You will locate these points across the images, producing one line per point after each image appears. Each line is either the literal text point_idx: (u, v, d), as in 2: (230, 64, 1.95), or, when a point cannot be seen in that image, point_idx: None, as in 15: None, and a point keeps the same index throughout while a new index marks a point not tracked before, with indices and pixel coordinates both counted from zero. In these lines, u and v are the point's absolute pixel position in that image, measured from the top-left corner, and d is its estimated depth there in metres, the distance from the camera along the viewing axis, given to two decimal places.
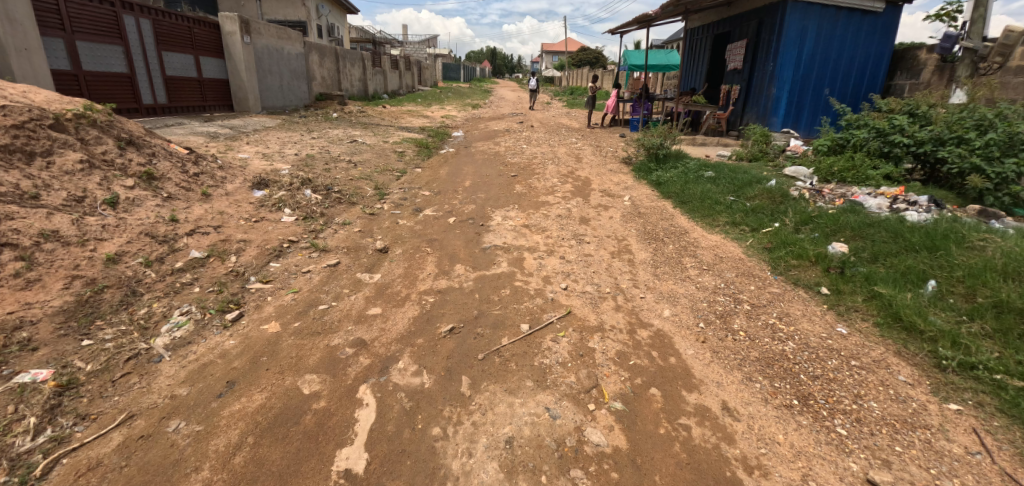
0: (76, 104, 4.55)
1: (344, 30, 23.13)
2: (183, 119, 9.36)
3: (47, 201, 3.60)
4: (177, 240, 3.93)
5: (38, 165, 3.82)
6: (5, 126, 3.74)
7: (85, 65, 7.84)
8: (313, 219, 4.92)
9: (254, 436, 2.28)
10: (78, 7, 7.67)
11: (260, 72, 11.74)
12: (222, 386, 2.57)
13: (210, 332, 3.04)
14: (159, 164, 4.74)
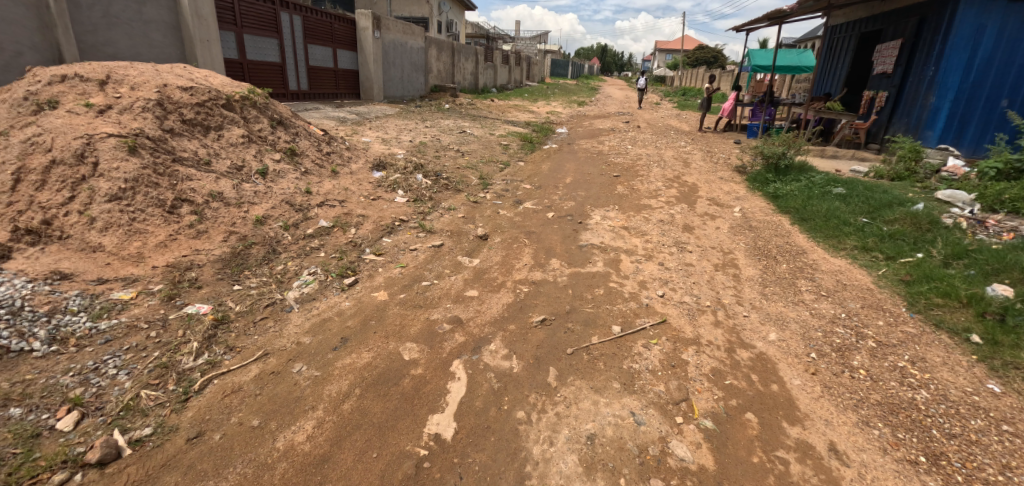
0: (242, 87, 5.30)
1: (461, 26, 24.17)
2: (319, 104, 10.47)
3: (216, 168, 4.27)
4: (310, 209, 4.43)
5: (212, 137, 4.54)
6: (190, 105, 4.51)
7: (249, 54, 9.08)
8: (423, 202, 5.25)
9: (360, 389, 2.51)
10: (247, 5, 8.87)
11: (385, 64, 12.78)
12: (337, 341, 2.87)
13: (330, 292, 3.41)
14: (300, 142, 5.37)
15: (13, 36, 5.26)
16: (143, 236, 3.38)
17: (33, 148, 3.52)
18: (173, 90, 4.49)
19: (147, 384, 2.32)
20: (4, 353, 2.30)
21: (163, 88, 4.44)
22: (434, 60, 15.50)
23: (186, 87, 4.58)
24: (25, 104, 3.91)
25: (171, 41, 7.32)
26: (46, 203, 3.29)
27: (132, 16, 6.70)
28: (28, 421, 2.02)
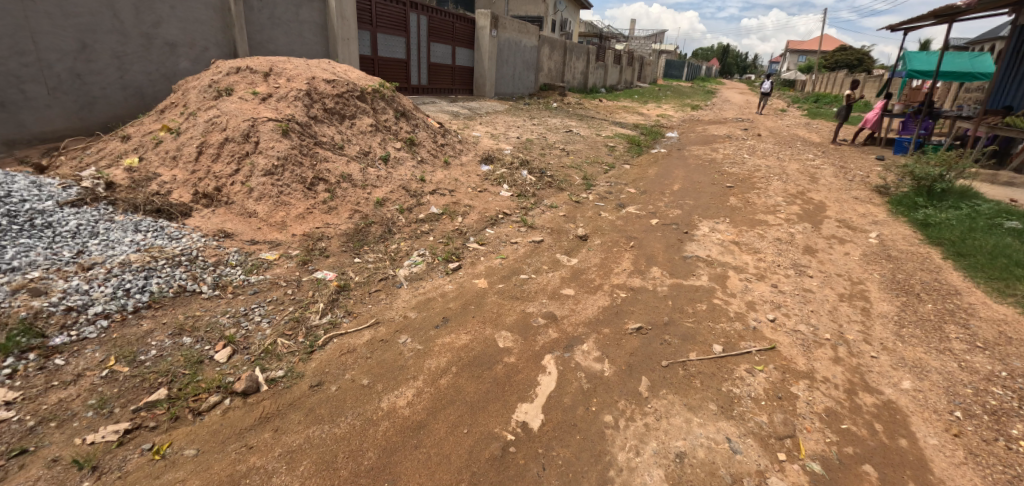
0: (374, 81, 5.80)
1: (575, 25, 24.11)
2: (436, 99, 11.12)
3: (348, 152, 4.74)
4: (423, 196, 4.74)
5: (346, 125, 5.04)
6: (331, 95, 5.04)
7: (380, 52, 9.89)
8: (526, 198, 5.35)
9: (456, 367, 2.62)
10: (382, 7, 9.67)
11: (498, 62, 13.19)
12: (438, 319, 3.04)
13: (435, 274, 3.62)
14: (419, 133, 5.75)
15: (202, 35, 6.34)
16: (287, 207, 3.87)
17: (213, 127, 4.21)
18: (319, 82, 5.04)
19: (283, 335, 2.63)
20: (181, 291, 2.76)
21: (312, 80, 5.01)
22: (546, 58, 15.67)
23: (329, 80, 5.13)
24: (209, 91, 4.69)
25: (319, 39, 8.24)
26: (219, 174, 3.94)
27: (291, 18, 7.64)
28: (195, 349, 2.38)
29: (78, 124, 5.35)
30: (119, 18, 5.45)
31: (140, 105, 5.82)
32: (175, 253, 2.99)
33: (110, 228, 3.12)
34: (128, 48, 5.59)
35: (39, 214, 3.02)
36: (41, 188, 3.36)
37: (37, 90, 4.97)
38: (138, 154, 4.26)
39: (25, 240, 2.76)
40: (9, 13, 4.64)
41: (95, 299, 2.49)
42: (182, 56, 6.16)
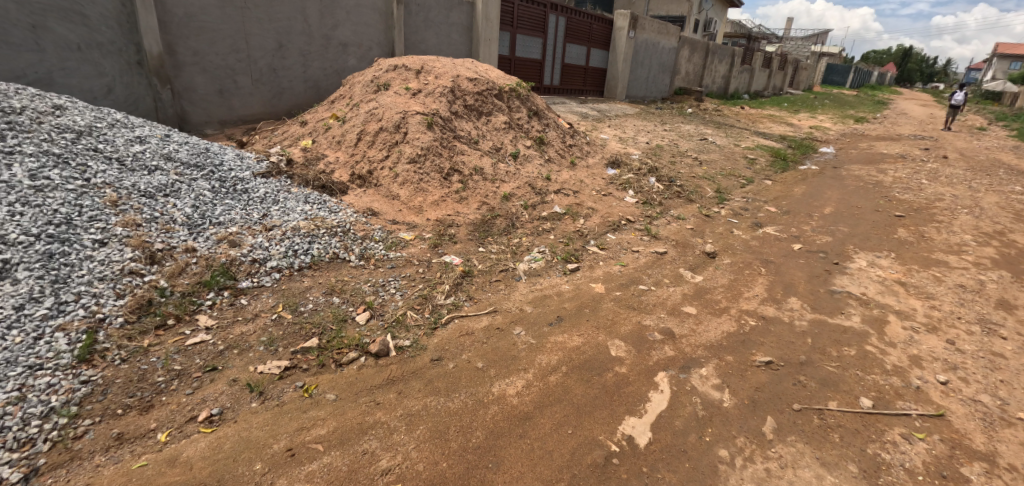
0: (512, 80, 6.01)
1: (721, 25, 22.44)
2: (566, 99, 11.19)
3: (481, 147, 4.99)
4: (547, 194, 4.78)
5: (482, 122, 5.30)
6: (472, 93, 5.33)
7: (518, 52, 10.20)
8: (651, 206, 5.13)
9: (567, 367, 2.54)
10: (524, 9, 9.96)
11: (634, 64, 12.85)
12: (553, 317, 2.98)
13: (553, 272, 3.58)
14: (549, 133, 5.83)
15: (369, 36, 7.19)
16: (424, 194, 4.20)
17: (371, 118, 4.72)
18: (463, 80, 5.35)
19: (413, 308, 2.79)
20: (334, 258, 3.15)
21: (457, 78, 5.33)
22: (684, 60, 14.91)
23: (472, 78, 5.42)
24: (371, 86, 5.27)
25: (464, 40, 8.77)
26: (373, 159, 4.41)
27: (443, 20, 8.25)
28: (342, 309, 2.66)
29: (269, 110, 6.42)
30: (307, 21, 6.43)
31: (315, 96, 6.83)
32: (333, 225, 3.41)
33: (287, 198, 3.66)
34: (312, 48, 6.57)
35: (239, 181, 3.65)
36: (241, 159, 4.05)
37: (245, 81, 6.07)
38: (312, 137, 4.95)
39: (230, 201, 3.36)
40: (231, 18, 5.74)
41: (272, 255, 2.94)
42: (351, 54, 7.05)
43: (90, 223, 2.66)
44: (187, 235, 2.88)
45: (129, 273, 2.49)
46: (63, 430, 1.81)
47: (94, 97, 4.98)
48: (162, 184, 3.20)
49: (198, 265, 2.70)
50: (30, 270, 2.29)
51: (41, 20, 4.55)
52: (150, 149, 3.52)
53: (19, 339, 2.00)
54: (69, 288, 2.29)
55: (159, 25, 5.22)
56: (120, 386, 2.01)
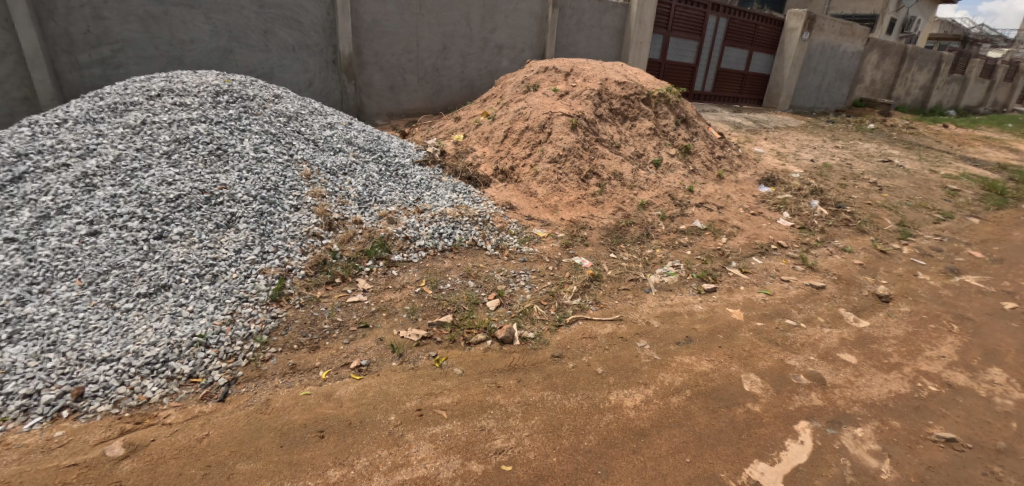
0: (663, 84, 5.65)
1: (926, 25, 18.71)
2: (718, 107, 10.43)
3: (622, 151, 4.80)
4: (688, 207, 4.38)
5: (626, 125, 5.09)
6: (619, 96, 5.16)
7: (669, 56, 9.71)
8: (810, 232, 4.47)
9: (692, 391, 2.30)
10: (682, 10, 9.45)
11: (805, 70, 11.45)
12: (681, 336, 2.70)
13: (686, 291, 3.19)
14: (697, 141, 5.42)
15: (523, 39, 7.53)
16: (560, 194, 4.24)
17: (519, 117, 4.92)
18: (611, 84, 5.21)
19: (540, 302, 2.81)
20: (473, 245, 3.33)
21: (605, 81, 5.20)
22: (871, 67, 12.88)
23: (620, 82, 5.23)
24: (521, 87, 5.50)
25: (614, 43, 8.65)
26: (516, 156, 4.60)
27: (595, 23, 8.23)
28: (475, 292, 2.83)
29: (429, 106, 7.08)
30: (470, 25, 6.94)
31: (468, 95, 7.35)
32: (475, 214, 3.64)
33: (438, 185, 3.99)
34: (471, 49, 7.09)
35: (401, 166, 4.09)
36: (404, 148, 4.52)
37: (412, 79, 6.76)
38: (463, 132, 5.34)
39: (392, 183, 3.78)
40: (407, 23, 6.42)
41: (421, 235, 3.24)
42: (505, 56, 7.47)
43: (290, 190, 3.21)
44: (357, 209, 3.31)
45: (312, 235, 2.96)
46: (255, 352, 2.23)
47: (299, 89, 6.02)
48: (342, 164, 3.73)
49: (362, 235, 3.09)
50: (247, 223, 2.86)
51: (271, 26, 5.65)
52: (337, 133, 4.12)
53: (235, 276, 2.53)
54: (270, 241, 2.81)
55: (351, 30, 6.04)
56: (296, 326, 2.40)
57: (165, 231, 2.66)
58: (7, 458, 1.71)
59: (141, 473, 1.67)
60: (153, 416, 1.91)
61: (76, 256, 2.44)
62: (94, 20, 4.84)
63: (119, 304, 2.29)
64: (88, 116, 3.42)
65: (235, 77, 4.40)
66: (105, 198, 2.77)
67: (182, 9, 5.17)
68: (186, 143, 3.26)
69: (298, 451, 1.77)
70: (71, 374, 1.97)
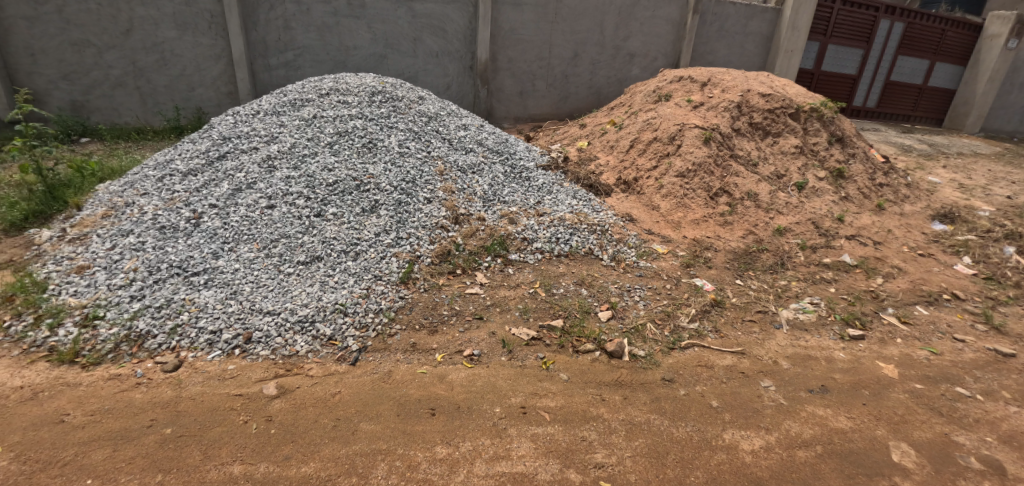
0: (816, 98, 4.95)
1: None
2: (882, 126, 9.07)
3: (760, 171, 4.34)
4: (835, 239, 3.81)
5: (767, 142, 4.61)
6: (762, 109, 4.69)
7: (825, 65, 8.67)
8: (1000, 283, 3.60)
9: (823, 448, 2.01)
10: (846, 14, 8.39)
11: (1008, 84, 9.47)
12: (815, 383, 2.38)
13: (825, 334, 2.79)
14: (854, 165, 4.68)
15: (657, 47, 7.27)
16: (685, 210, 3.93)
17: (647, 127, 4.76)
18: (753, 96, 4.76)
19: (654, 321, 2.68)
20: (588, 253, 3.27)
21: (746, 94, 4.78)
22: None
23: (765, 94, 4.75)
24: (652, 96, 5.35)
25: (759, 50, 7.98)
26: (641, 167, 4.41)
27: (739, 30, 7.67)
28: (587, 301, 2.79)
29: (555, 112, 7.17)
30: (603, 32, 6.88)
31: (595, 102, 7.30)
32: (594, 222, 3.56)
33: (559, 190, 4.01)
34: (602, 57, 7.03)
35: (525, 169, 4.19)
36: (530, 152, 4.62)
37: (541, 85, 6.90)
38: (588, 139, 5.31)
39: (516, 185, 3.89)
40: (541, 32, 6.58)
41: (538, 238, 3.28)
42: (636, 64, 7.28)
43: (425, 184, 3.47)
44: (481, 207, 3.47)
45: (440, 227, 3.16)
46: (383, 326, 2.45)
47: (438, 92, 6.51)
48: (472, 163, 3.93)
49: (484, 232, 3.23)
50: (387, 210, 3.15)
51: (420, 34, 6.17)
52: (469, 134, 4.35)
53: (373, 256, 2.81)
54: (405, 229, 3.06)
55: (490, 38, 6.36)
56: (419, 308, 2.59)
57: (322, 211, 3.06)
58: (197, 379, 2.11)
59: (287, 412, 1.94)
60: (299, 366, 2.20)
61: (257, 224, 2.94)
62: (283, 30, 5.78)
63: (283, 268, 2.69)
64: (274, 110, 4.05)
65: (388, 79, 4.87)
66: (281, 179, 3.26)
67: (350, 20, 5.92)
68: (345, 136, 3.70)
69: (412, 423, 1.91)
70: (245, 321, 2.37)
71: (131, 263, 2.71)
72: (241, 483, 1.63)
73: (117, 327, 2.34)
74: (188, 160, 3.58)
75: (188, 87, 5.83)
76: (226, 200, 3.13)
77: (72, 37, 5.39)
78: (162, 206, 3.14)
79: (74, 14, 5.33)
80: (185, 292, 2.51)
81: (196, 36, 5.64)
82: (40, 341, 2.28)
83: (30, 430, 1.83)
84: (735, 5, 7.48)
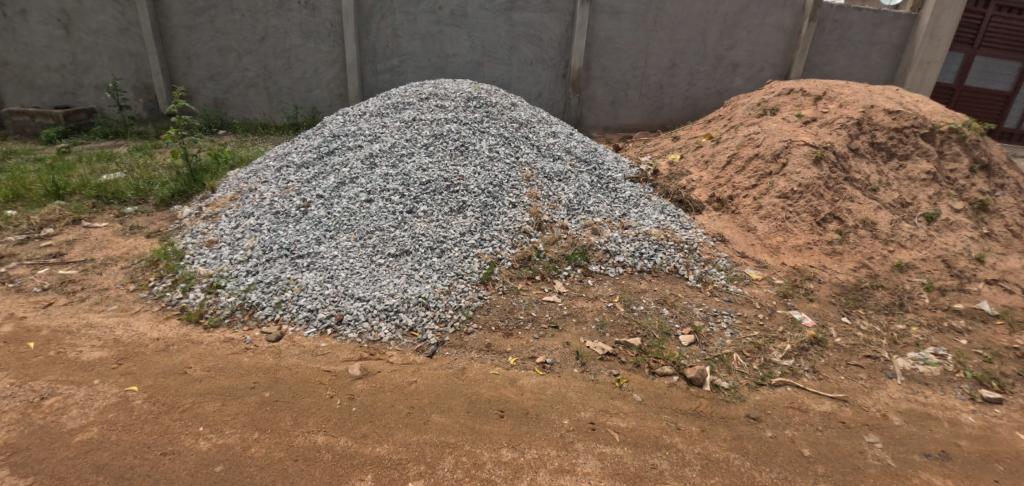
0: (957, 117, 4.34)
1: None
2: None
3: (880, 197, 3.87)
4: (972, 282, 3.23)
5: (891, 165, 4.13)
6: (887, 128, 4.21)
7: (970, 80, 7.62)
8: None
9: None
10: (1001, 22, 7.33)
11: None
12: (932, 448, 2.04)
13: (950, 392, 2.38)
14: (1001, 197, 4.02)
15: (765, 56, 6.82)
16: (786, 234, 3.63)
17: (748, 142, 4.48)
18: (878, 112, 4.31)
19: (742, 352, 2.49)
20: (673, 272, 3.13)
21: (869, 109, 4.34)
22: None
23: (893, 111, 4.27)
24: (756, 109, 5.04)
25: (887, 62, 7.21)
26: (738, 185, 4.15)
27: (863, 40, 6.99)
28: (668, 322, 2.67)
29: (646, 122, 6.98)
30: (705, 42, 6.59)
31: (690, 114, 6.99)
32: (682, 240, 3.40)
33: (647, 204, 3.88)
34: (702, 67, 6.73)
35: (613, 180, 4.10)
36: (618, 162, 4.51)
37: (634, 95, 6.75)
38: (680, 152, 5.10)
39: (602, 196, 3.82)
40: (638, 40, 6.44)
41: (621, 251, 3.21)
42: (740, 75, 6.88)
43: (512, 188, 3.51)
44: (565, 215, 3.46)
45: (523, 232, 3.19)
46: (461, 324, 2.53)
47: (530, 99, 6.62)
48: (559, 170, 3.92)
49: (566, 240, 3.22)
50: (473, 211, 3.24)
51: (516, 42, 6.31)
52: (559, 142, 4.35)
53: (457, 255, 2.91)
54: (489, 231, 3.13)
55: (585, 47, 6.35)
56: (497, 310, 2.64)
57: (413, 208, 3.22)
58: (294, 351, 2.32)
59: (368, 394, 2.06)
60: (381, 352, 2.33)
61: (356, 216, 3.17)
62: (391, 38, 6.21)
63: (375, 259, 2.87)
64: (379, 112, 4.35)
65: (484, 86, 5.03)
66: (380, 175, 3.49)
67: (452, 29, 6.22)
68: (440, 138, 3.87)
69: (480, 422, 1.94)
70: (338, 303, 2.56)
71: (250, 242, 3.05)
72: (322, 452, 1.75)
73: (234, 296, 2.64)
74: (303, 154, 3.96)
75: (307, 89, 6.45)
76: (331, 192, 3.41)
77: (219, 44, 6.21)
78: (278, 194, 3.50)
79: (222, 23, 6.13)
80: (290, 272, 2.78)
81: (317, 43, 6.23)
82: (174, 301, 2.64)
83: (160, 376, 2.11)
84: (860, 11, 6.83)
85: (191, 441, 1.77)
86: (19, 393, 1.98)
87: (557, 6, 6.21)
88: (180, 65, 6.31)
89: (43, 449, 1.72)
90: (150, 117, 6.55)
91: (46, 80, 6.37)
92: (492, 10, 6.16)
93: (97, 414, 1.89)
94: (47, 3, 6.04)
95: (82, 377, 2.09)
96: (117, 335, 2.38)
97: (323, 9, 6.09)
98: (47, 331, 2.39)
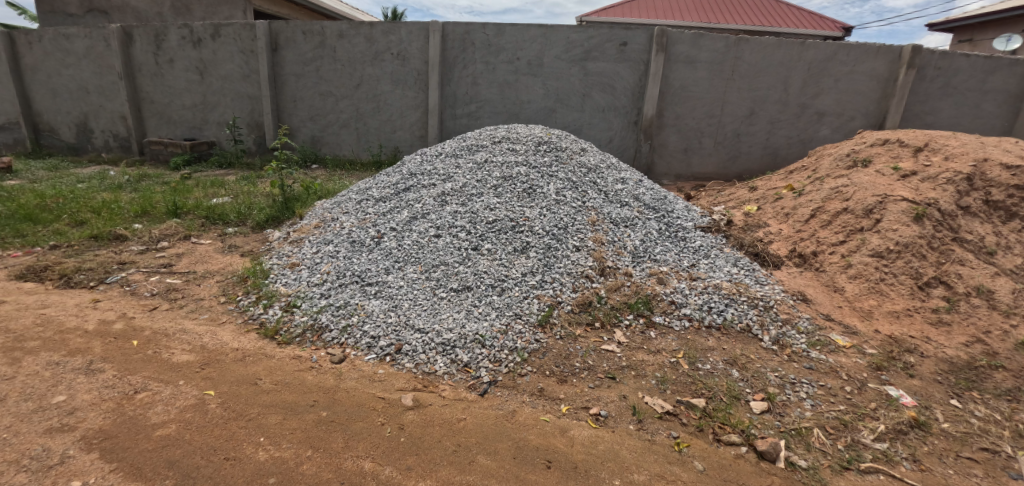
0: None
1: None
2: None
3: (999, 262, 3.41)
4: None
5: (1014, 227, 3.65)
6: (1006, 186, 3.76)
7: None
8: None
9: None
10: None
11: None
12: None
13: None
14: None
15: (856, 105, 6.43)
16: (881, 298, 3.26)
17: (835, 196, 4.18)
18: (992, 166, 3.87)
19: (823, 427, 2.22)
20: (746, 331, 2.91)
21: (981, 163, 3.91)
22: None
23: (1011, 166, 3.82)
24: (844, 160, 4.71)
25: (1004, 111, 6.54)
26: (823, 240, 3.85)
27: (975, 88, 6.41)
28: (737, 386, 2.46)
29: (721, 171, 6.74)
30: (788, 90, 6.34)
31: (770, 163, 6.67)
32: (756, 296, 3.16)
33: (718, 255, 3.69)
34: (784, 116, 6.45)
35: (682, 229, 3.95)
36: (689, 211, 4.35)
37: (709, 142, 6.58)
38: (758, 204, 4.83)
39: (667, 244, 3.69)
40: (715, 89, 6.34)
41: (688, 303, 3.04)
42: (827, 124, 6.51)
43: (576, 231, 3.49)
44: (630, 262, 3.37)
45: (585, 276, 3.14)
46: (515, 365, 2.49)
47: (600, 145, 6.66)
48: (626, 216, 3.85)
49: (629, 288, 3.12)
50: (537, 252, 3.25)
51: (590, 90, 6.45)
52: (627, 188, 4.28)
53: (517, 295, 2.90)
54: (549, 273, 3.10)
55: (659, 94, 6.33)
56: (553, 355, 2.58)
57: (478, 245, 3.29)
58: (353, 374, 2.40)
59: (417, 425, 2.06)
60: (434, 385, 2.35)
61: (424, 250, 3.29)
62: (471, 86, 6.59)
63: (438, 292, 2.94)
64: (454, 152, 4.58)
65: (555, 131, 5.13)
66: (450, 212, 3.63)
67: (528, 78, 6.49)
68: (509, 180, 3.97)
69: (526, 470, 1.86)
70: (399, 333, 2.64)
71: (326, 267, 3.26)
72: (367, 479, 1.75)
73: (306, 316, 2.82)
74: (382, 189, 4.22)
75: (392, 130, 6.95)
76: (403, 226, 3.58)
77: (321, 89, 6.93)
78: (356, 224, 3.74)
79: (325, 72, 6.85)
80: (359, 298, 2.91)
81: (404, 89, 6.74)
82: (255, 316, 2.86)
83: (234, 384, 2.26)
84: (969, 58, 6.30)
85: (252, 449, 1.86)
86: (118, 385, 2.20)
87: (632, 56, 6.29)
88: (287, 106, 7.09)
89: (128, 439, 1.87)
90: (257, 151, 7.34)
91: (181, 117, 7.44)
92: (568, 60, 6.37)
93: (177, 413, 2.04)
94: (189, 54, 7.11)
95: (170, 376, 2.30)
96: (204, 341, 2.60)
97: (412, 59, 6.62)
98: (149, 332, 2.67)
